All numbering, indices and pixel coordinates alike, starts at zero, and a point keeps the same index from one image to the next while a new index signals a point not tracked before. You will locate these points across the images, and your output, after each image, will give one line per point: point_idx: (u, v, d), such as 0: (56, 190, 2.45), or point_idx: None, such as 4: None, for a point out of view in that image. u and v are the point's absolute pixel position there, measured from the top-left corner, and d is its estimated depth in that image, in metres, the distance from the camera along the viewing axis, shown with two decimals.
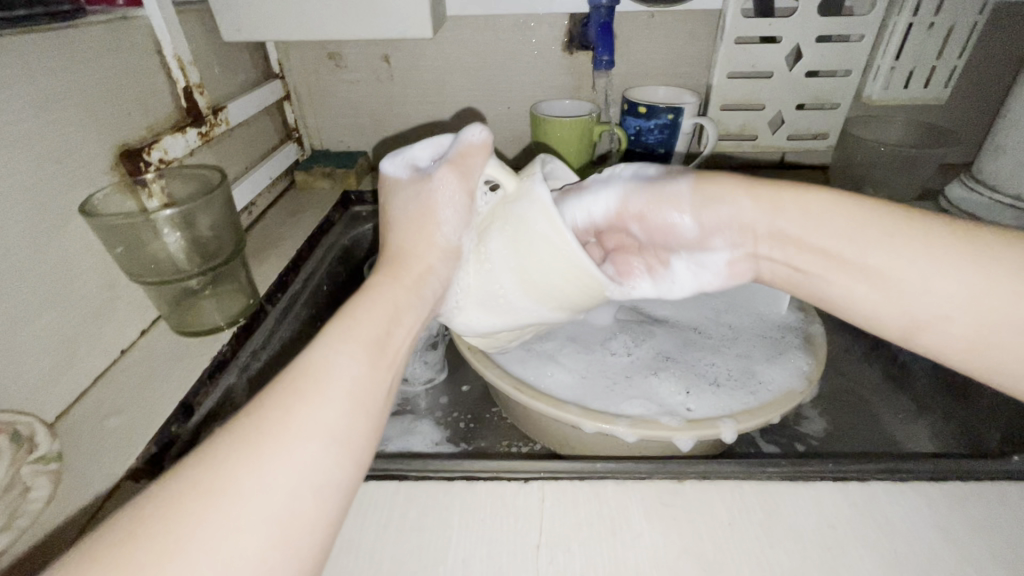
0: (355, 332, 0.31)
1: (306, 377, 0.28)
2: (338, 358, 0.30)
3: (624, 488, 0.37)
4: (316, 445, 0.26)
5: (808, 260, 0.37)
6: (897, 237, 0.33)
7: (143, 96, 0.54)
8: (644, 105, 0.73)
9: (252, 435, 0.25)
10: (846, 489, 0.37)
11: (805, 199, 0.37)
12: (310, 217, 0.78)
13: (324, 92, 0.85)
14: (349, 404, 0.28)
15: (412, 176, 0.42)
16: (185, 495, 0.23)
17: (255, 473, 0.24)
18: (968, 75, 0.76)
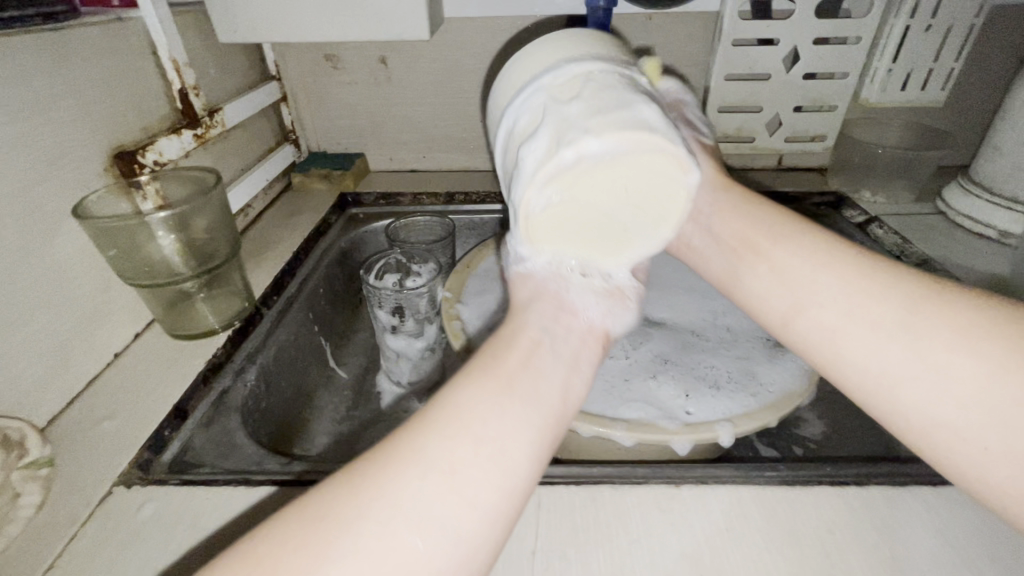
0: (506, 386, 0.29)
1: (452, 425, 0.26)
2: (487, 414, 0.27)
3: (622, 493, 0.37)
4: (467, 499, 0.25)
5: (724, 245, 0.39)
6: (852, 278, 0.32)
7: (137, 98, 0.54)
8: None
9: (397, 487, 0.24)
10: (843, 493, 0.37)
11: (748, 216, 0.39)
12: (307, 218, 0.78)
13: (321, 93, 0.85)
14: (501, 460, 0.26)
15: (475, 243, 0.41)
16: (355, 508, 0.24)
17: (408, 501, 0.24)
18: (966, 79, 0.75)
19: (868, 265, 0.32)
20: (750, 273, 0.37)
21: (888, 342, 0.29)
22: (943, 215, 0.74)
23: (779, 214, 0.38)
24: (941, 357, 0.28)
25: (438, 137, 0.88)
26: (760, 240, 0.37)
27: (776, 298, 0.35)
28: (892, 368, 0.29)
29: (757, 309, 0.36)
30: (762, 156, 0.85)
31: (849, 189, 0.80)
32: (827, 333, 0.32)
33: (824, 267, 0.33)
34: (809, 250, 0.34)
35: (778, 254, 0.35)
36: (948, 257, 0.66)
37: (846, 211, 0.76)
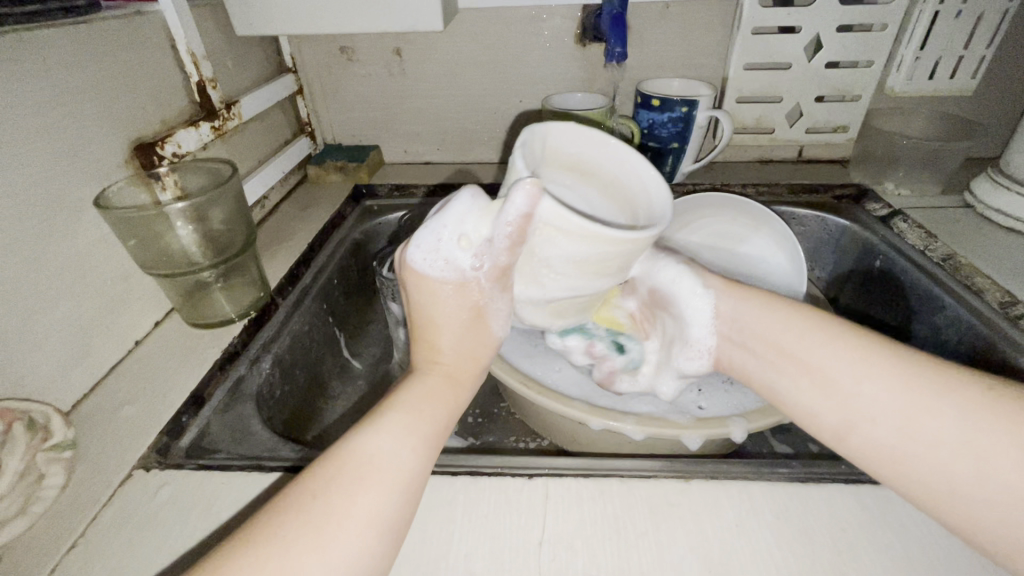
0: (408, 420, 0.34)
1: (355, 463, 0.31)
2: (393, 448, 0.32)
3: (631, 487, 0.37)
4: (371, 534, 0.29)
5: (756, 347, 0.40)
6: (889, 377, 0.34)
7: (156, 90, 0.55)
8: (657, 97, 0.73)
9: (314, 520, 0.29)
10: (858, 491, 0.36)
11: (772, 309, 0.40)
12: (322, 210, 0.78)
13: (336, 85, 0.85)
14: (401, 491, 0.31)
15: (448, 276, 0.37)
16: (255, 564, 0.27)
17: (314, 552, 0.28)
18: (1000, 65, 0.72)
19: (904, 366, 0.34)
20: (795, 383, 0.37)
21: (932, 450, 0.32)
22: (970, 209, 0.72)
23: (796, 308, 0.40)
24: (974, 456, 0.30)
25: (452, 129, 0.88)
26: (794, 340, 0.38)
27: (824, 410, 0.36)
28: (941, 473, 0.31)
29: (805, 415, 0.37)
30: (782, 148, 0.83)
31: (872, 182, 0.78)
32: (878, 447, 0.33)
33: (868, 372, 0.34)
34: (837, 345, 0.36)
35: (820, 363, 0.36)
36: (974, 252, 0.64)
37: (869, 204, 0.74)
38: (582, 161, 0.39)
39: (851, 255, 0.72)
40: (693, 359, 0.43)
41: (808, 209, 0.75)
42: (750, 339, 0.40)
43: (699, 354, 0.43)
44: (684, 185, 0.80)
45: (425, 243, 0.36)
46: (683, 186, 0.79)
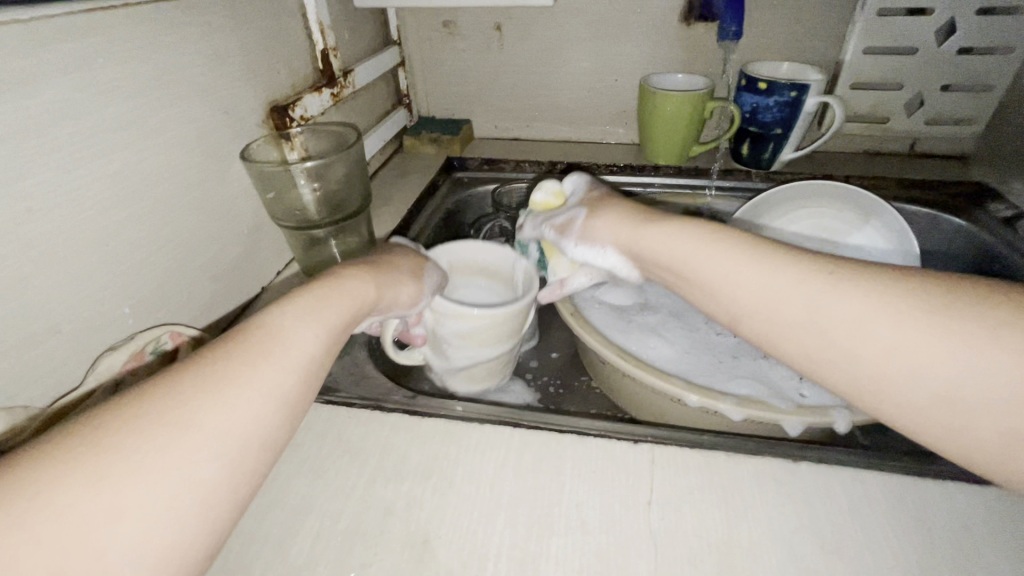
0: (316, 308, 0.33)
1: (202, 385, 0.26)
2: (302, 329, 0.31)
3: (736, 461, 0.37)
4: (270, 407, 0.27)
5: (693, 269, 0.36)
6: (848, 283, 0.30)
7: (290, 56, 0.59)
8: (765, 81, 0.70)
9: (214, 385, 0.26)
10: (982, 491, 0.35)
11: (705, 230, 0.36)
12: (417, 179, 0.82)
13: (436, 59, 0.88)
14: (303, 368, 0.30)
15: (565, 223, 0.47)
16: (135, 420, 0.23)
17: (216, 416, 0.25)
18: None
19: (784, 257, 0.33)
20: (734, 303, 0.34)
21: (840, 336, 0.29)
22: None
23: (718, 229, 0.36)
24: (882, 335, 0.28)
25: (544, 106, 0.89)
26: (719, 266, 0.34)
27: (716, 310, 0.35)
28: (853, 365, 0.29)
29: (711, 312, 0.36)
30: (893, 139, 0.79)
31: (996, 180, 0.72)
32: (777, 331, 0.32)
33: (747, 268, 0.33)
34: (766, 263, 0.33)
35: (706, 270, 0.35)
36: None
37: (991, 204, 0.69)
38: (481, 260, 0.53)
39: (968, 259, 0.68)
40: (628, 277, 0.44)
41: (920, 206, 0.71)
42: (644, 262, 0.40)
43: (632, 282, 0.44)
44: (783, 174, 0.77)
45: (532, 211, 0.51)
46: (782, 174, 0.77)
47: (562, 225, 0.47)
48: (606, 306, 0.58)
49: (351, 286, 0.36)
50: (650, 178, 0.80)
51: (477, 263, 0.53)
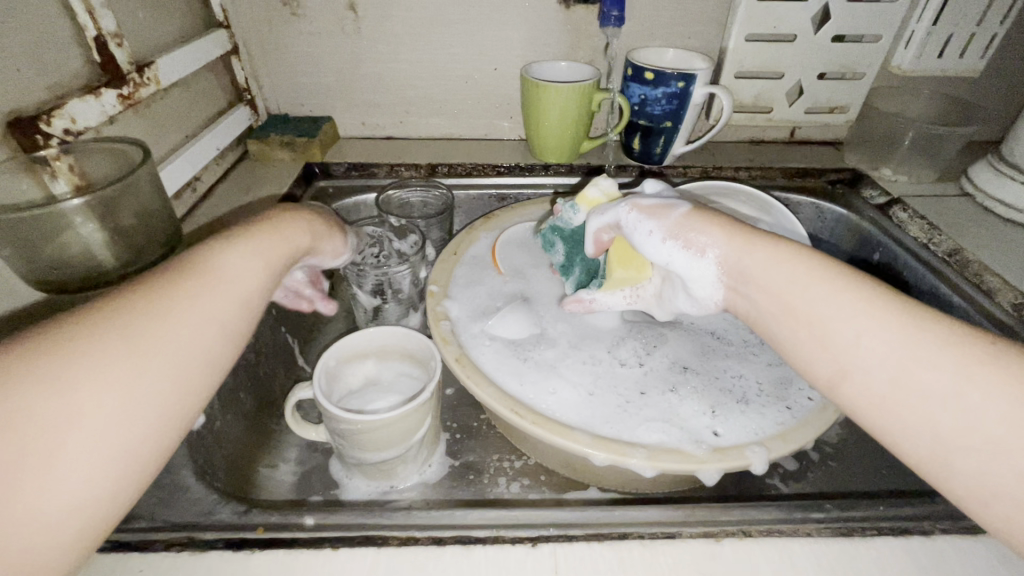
0: (258, 245, 0.35)
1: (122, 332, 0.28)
2: (235, 262, 0.34)
3: (652, 550, 0.31)
4: (210, 327, 0.31)
5: (770, 299, 0.34)
6: (934, 351, 0.29)
7: (37, 46, 0.43)
8: (651, 70, 0.65)
9: (163, 302, 0.29)
10: (909, 545, 0.32)
11: (792, 256, 0.34)
12: (266, 194, 0.68)
13: (278, 45, 0.72)
14: (243, 298, 0.33)
15: (649, 210, 0.40)
16: (92, 326, 0.27)
17: (173, 324, 0.29)
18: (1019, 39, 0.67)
19: (902, 315, 0.31)
20: (811, 345, 0.32)
21: (935, 401, 0.29)
22: (970, 196, 0.69)
23: (818, 258, 0.34)
24: (980, 405, 0.28)
25: (418, 99, 0.77)
26: (811, 303, 0.33)
27: (818, 358, 0.32)
28: (936, 422, 0.29)
29: (799, 361, 0.34)
30: (775, 128, 0.78)
31: (869, 167, 0.73)
32: (877, 399, 0.30)
33: (866, 317, 0.31)
34: (865, 311, 0.31)
35: (817, 318, 0.32)
36: (976, 245, 0.61)
37: (866, 190, 0.70)
38: (399, 350, 0.52)
39: (848, 246, 0.68)
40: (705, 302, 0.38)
41: (802, 195, 0.71)
42: (748, 286, 0.35)
43: (707, 305, 0.38)
44: (675, 168, 0.74)
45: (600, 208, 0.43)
46: (675, 169, 0.73)
47: (654, 209, 0.39)
48: (498, 343, 0.49)
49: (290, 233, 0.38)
50: (539, 180, 0.72)
51: (394, 349, 0.52)
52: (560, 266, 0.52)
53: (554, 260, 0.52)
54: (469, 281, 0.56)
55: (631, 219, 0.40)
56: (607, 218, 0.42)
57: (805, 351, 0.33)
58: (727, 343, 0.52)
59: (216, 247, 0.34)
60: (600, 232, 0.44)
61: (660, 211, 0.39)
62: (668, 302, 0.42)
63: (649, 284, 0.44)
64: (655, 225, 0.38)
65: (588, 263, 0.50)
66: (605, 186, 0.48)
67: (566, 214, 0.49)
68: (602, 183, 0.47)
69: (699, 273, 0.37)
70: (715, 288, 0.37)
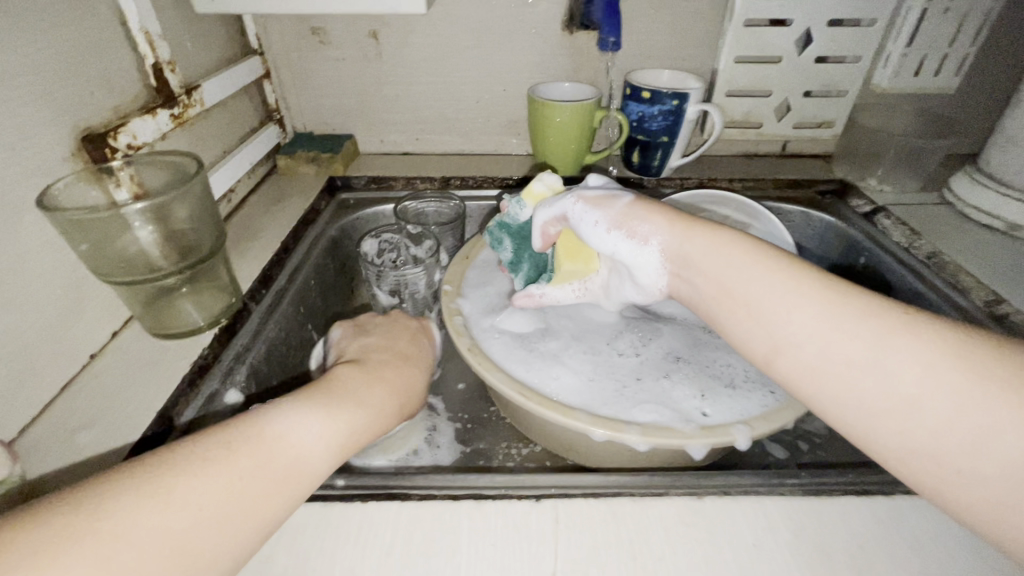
0: (334, 405, 0.35)
1: (256, 445, 0.31)
2: (304, 429, 0.33)
3: (641, 505, 0.35)
4: (246, 496, 0.29)
5: (708, 283, 0.38)
6: (853, 320, 0.32)
7: (107, 73, 0.49)
8: (647, 90, 0.71)
9: (231, 451, 0.30)
10: (871, 503, 0.35)
11: (725, 246, 0.38)
12: (294, 204, 0.74)
13: (306, 70, 0.79)
14: (294, 467, 0.32)
15: (597, 202, 0.44)
16: (158, 472, 0.28)
17: (210, 481, 0.29)
18: (991, 59, 0.72)
19: (827, 292, 0.34)
20: (747, 325, 0.36)
21: (859, 366, 0.31)
22: (950, 205, 0.73)
23: (748, 244, 0.38)
24: (898, 366, 0.30)
25: (433, 118, 0.84)
26: (745, 288, 0.36)
27: (756, 336, 0.35)
28: (862, 390, 0.31)
29: (739, 341, 0.37)
30: (766, 142, 0.83)
31: (856, 178, 0.78)
32: (808, 371, 0.33)
33: (793, 296, 0.34)
34: (792, 291, 0.34)
35: (752, 299, 0.36)
36: (954, 250, 0.65)
37: (853, 200, 0.74)
38: None
39: (836, 251, 0.72)
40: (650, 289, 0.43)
41: (793, 204, 0.74)
42: (692, 271, 0.39)
43: (653, 292, 0.42)
44: (672, 179, 0.78)
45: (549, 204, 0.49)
46: (672, 180, 0.78)
47: (599, 201, 0.44)
48: (506, 335, 0.54)
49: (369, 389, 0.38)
50: None
51: None
52: (508, 262, 0.57)
53: (503, 257, 0.57)
54: (479, 281, 0.61)
55: (578, 211, 0.45)
56: (555, 212, 0.48)
57: (745, 331, 0.36)
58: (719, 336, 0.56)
59: (291, 412, 0.34)
60: (547, 225, 0.50)
61: (608, 203, 0.44)
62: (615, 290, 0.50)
63: (598, 276, 0.52)
64: (602, 217, 0.43)
65: (534, 259, 0.57)
66: (548, 182, 0.55)
67: (514, 209, 0.54)
68: (544, 180, 0.55)
69: (646, 259, 0.41)
70: (660, 274, 0.41)
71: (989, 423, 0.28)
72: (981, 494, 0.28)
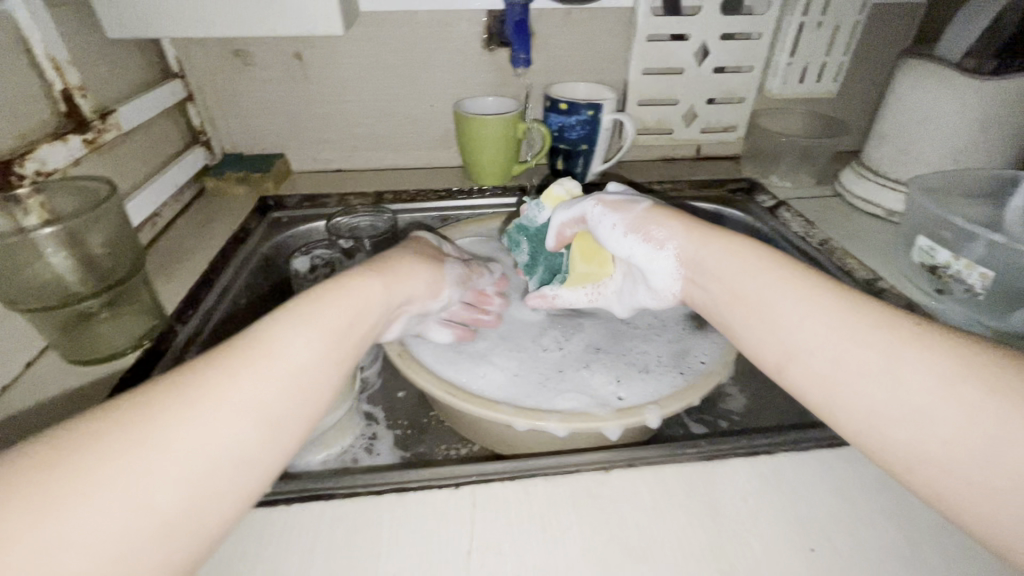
0: (317, 315, 0.35)
1: (257, 354, 0.31)
2: (292, 338, 0.33)
3: (554, 483, 0.38)
4: (249, 417, 0.29)
5: (721, 288, 0.41)
6: (864, 332, 0.33)
7: (11, 99, 0.48)
8: (565, 102, 0.75)
9: (230, 365, 0.30)
10: (757, 462, 0.39)
11: (746, 256, 0.40)
12: (223, 226, 0.73)
13: (231, 91, 0.80)
14: (295, 377, 0.32)
15: (619, 208, 0.49)
16: (158, 401, 0.27)
17: (216, 407, 0.28)
18: (864, 66, 0.81)
19: (843, 303, 0.35)
20: (759, 330, 0.38)
21: (866, 376, 0.32)
22: (840, 197, 0.81)
23: (766, 255, 0.40)
24: (906, 378, 0.31)
25: (363, 135, 0.85)
26: (759, 294, 0.38)
27: (769, 343, 0.37)
28: (868, 398, 0.32)
29: (753, 346, 0.38)
30: (680, 147, 0.89)
31: (760, 177, 0.85)
32: (819, 378, 0.34)
33: (807, 306, 0.36)
34: (806, 301, 0.36)
35: (766, 306, 0.38)
36: (843, 236, 0.72)
37: (759, 196, 0.81)
38: None
39: None
40: (659, 295, 0.47)
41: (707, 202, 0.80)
42: (704, 276, 0.42)
43: (666, 296, 0.46)
44: (596, 185, 0.83)
45: (569, 208, 0.54)
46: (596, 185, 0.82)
47: (616, 207, 0.50)
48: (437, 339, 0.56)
49: (358, 294, 0.39)
50: (475, 201, 0.81)
51: None
52: (524, 264, 0.61)
53: (520, 259, 0.62)
54: None
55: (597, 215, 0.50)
56: (572, 214, 0.53)
57: (760, 337, 0.38)
58: (635, 326, 0.60)
59: (278, 323, 0.33)
60: (564, 227, 0.55)
61: (626, 207, 0.49)
62: (627, 296, 0.52)
63: (609, 280, 0.54)
64: (622, 223, 0.48)
65: (550, 261, 0.60)
66: (567, 186, 0.59)
67: (532, 211, 0.59)
68: (564, 184, 0.59)
69: (657, 261, 0.45)
70: (676, 278, 0.45)
71: (997, 438, 0.28)
72: (986, 506, 0.28)
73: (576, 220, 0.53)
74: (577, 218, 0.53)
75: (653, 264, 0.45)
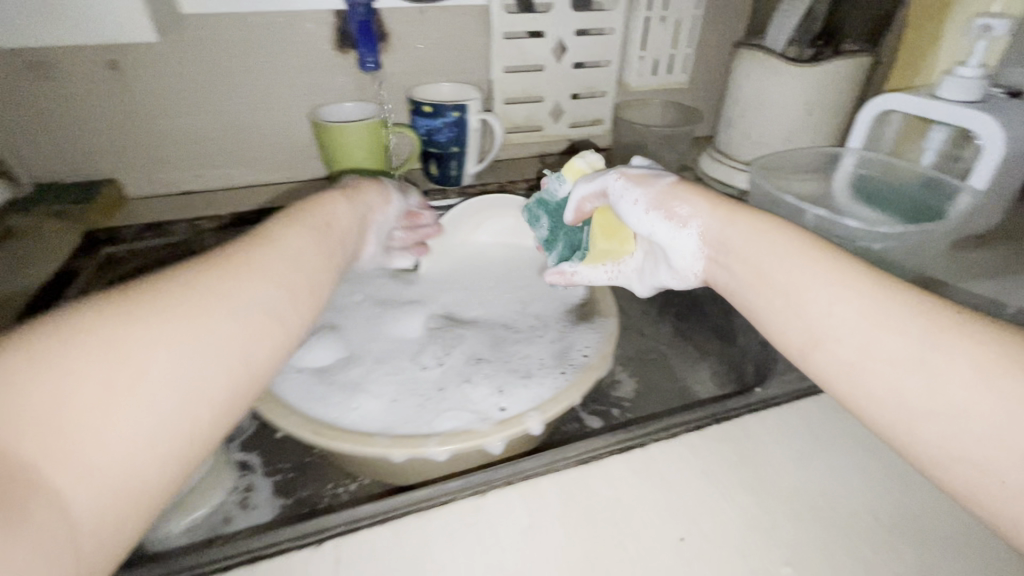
0: (277, 253, 0.33)
1: (230, 286, 0.29)
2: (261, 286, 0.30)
3: (426, 519, 0.36)
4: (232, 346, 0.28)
5: (741, 267, 0.36)
6: (898, 318, 0.29)
7: None
8: (428, 104, 0.73)
9: (200, 296, 0.28)
10: (629, 457, 0.39)
11: (770, 231, 0.36)
12: (34, 271, 0.62)
13: (30, 110, 0.67)
14: (271, 309, 0.30)
15: (645, 180, 0.45)
16: (117, 330, 0.24)
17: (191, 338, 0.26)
18: (708, 58, 0.87)
19: (876, 287, 0.31)
20: (783, 313, 0.34)
21: (899, 363, 0.29)
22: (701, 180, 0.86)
23: (793, 233, 0.35)
24: (945, 370, 0.27)
25: (210, 152, 0.77)
26: (780, 273, 0.34)
27: (791, 325, 0.33)
28: (903, 387, 0.28)
29: (773, 330, 0.34)
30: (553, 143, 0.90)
31: None
32: (844, 365, 0.30)
33: (837, 288, 0.31)
34: (832, 280, 0.32)
35: (791, 285, 0.33)
36: None
37: None
38: None
39: None
40: (679, 276, 0.42)
41: None
42: (727, 256, 0.38)
43: (687, 277, 0.42)
44: (473, 187, 0.81)
45: (589, 182, 0.49)
46: (473, 188, 0.81)
47: (639, 179, 0.45)
48: (303, 373, 0.51)
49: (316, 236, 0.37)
50: None
51: None
52: (544, 240, 0.58)
53: (539, 234, 0.59)
54: None
55: (620, 187, 0.46)
56: (593, 188, 0.49)
57: (783, 319, 0.33)
58: (517, 331, 0.59)
59: (244, 257, 0.31)
60: (583, 201, 0.50)
61: (653, 181, 0.44)
62: (647, 274, 0.47)
63: (631, 257, 0.49)
64: (645, 197, 0.43)
65: (570, 237, 0.57)
66: (590, 160, 0.55)
67: (553, 185, 0.55)
68: (588, 157, 0.54)
69: (676, 237, 0.41)
70: (694, 258, 0.40)
71: None
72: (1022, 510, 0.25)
73: (594, 194, 0.49)
74: (599, 191, 0.48)
75: (671, 239, 0.41)
